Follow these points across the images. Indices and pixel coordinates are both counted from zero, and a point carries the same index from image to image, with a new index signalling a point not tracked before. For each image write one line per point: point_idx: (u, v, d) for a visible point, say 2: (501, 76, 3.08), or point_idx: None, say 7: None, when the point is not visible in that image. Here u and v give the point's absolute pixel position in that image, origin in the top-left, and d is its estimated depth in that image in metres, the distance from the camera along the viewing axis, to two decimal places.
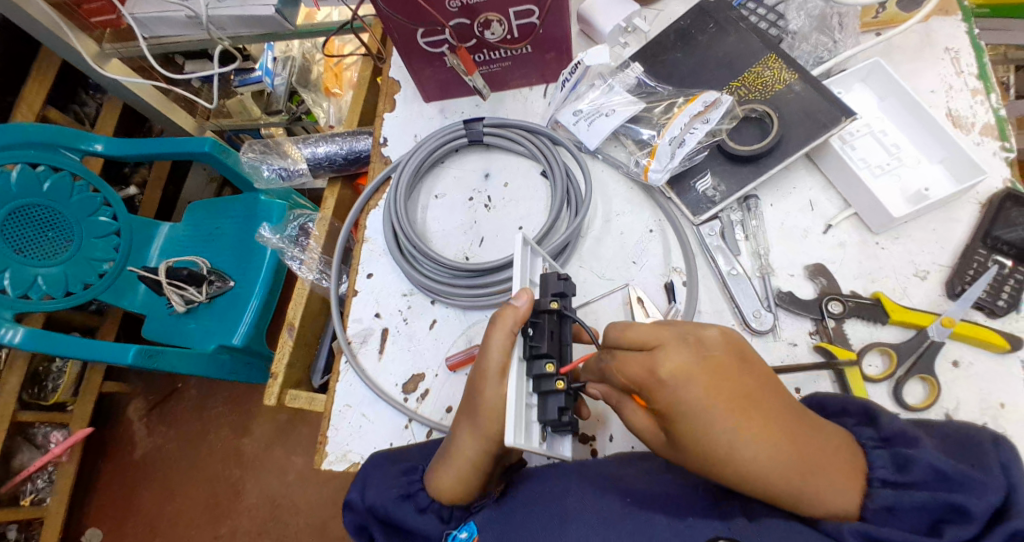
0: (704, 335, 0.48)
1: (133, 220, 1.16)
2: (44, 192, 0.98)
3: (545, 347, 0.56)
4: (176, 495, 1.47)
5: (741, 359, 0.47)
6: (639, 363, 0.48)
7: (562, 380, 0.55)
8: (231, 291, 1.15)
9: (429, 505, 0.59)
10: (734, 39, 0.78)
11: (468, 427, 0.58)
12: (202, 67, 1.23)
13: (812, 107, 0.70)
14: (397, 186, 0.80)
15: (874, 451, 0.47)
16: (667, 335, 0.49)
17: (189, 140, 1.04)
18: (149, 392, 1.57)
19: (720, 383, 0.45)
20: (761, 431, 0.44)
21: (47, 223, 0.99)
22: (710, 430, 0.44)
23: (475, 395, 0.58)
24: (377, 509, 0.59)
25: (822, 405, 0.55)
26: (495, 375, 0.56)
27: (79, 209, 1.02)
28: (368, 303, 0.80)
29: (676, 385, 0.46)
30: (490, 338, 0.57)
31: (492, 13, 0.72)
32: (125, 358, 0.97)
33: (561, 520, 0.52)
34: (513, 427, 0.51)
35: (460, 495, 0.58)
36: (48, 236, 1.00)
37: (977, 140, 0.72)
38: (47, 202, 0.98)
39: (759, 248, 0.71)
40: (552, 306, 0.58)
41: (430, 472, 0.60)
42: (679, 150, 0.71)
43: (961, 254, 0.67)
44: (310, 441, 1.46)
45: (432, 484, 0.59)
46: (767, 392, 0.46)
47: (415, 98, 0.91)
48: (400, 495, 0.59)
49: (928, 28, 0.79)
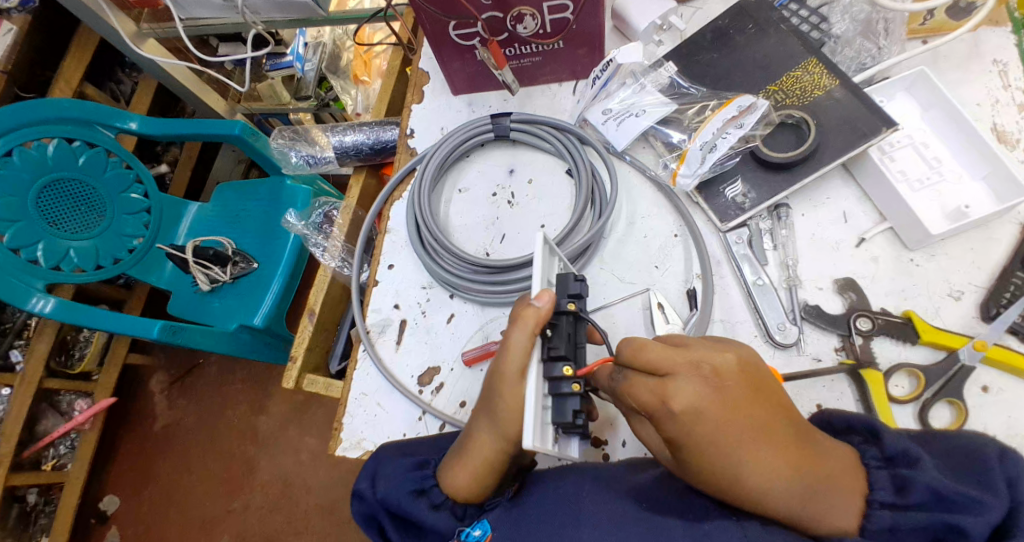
0: (719, 364, 0.46)
1: (163, 197, 1.18)
2: (79, 166, 1.01)
3: (563, 349, 0.56)
4: (192, 468, 1.51)
5: (756, 390, 0.46)
6: (651, 390, 0.46)
7: (576, 383, 0.55)
8: (255, 272, 1.17)
9: (443, 502, 0.59)
10: (773, 41, 0.75)
11: (487, 422, 0.58)
12: (236, 50, 1.25)
13: (853, 116, 0.68)
14: (422, 177, 0.80)
15: (875, 471, 0.46)
16: (680, 362, 0.46)
17: (220, 122, 1.06)
18: (171, 366, 1.61)
19: (734, 416, 0.44)
20: (767, 449, 0.44)
21: (82, 197, 1.02)
22: (719, 455, 0.44)
23: (494, 394, 0.57)
24: (390, 504, 0.59)
25: (830, 420, 0.54)
26: (514, 376, 0.55)
27: (112, 184, 1.05)
28: (388, 293, 0.80)
29: (686, 422, 0.44)
30: (509, 336, 0.56)
31: (526, 8, 0.71)
32: (150, 333, 0.98)
33: (575, 519, 0.52)
34: (532, 431, 0.51)
35: (473, 491, 0.58)
36: (81, 211, 1.02)
37: (1022, 157, 0.69)
38: (82, 176, 1.01)
39: (787, 258, 0.69)
40: (569, 308, 0.58)
41: (442, 469, 0.60)
42: (710, 155, 0.69)
43: (998, 275, 0.64)
44: (324, 422, 1.48)
45: (447, 482, 0.59)
46: (768, 418, 0.45)
47: (443, 90, 0.91)
48: (413, 492, 0.59)
49: (977, 38, 0.76)
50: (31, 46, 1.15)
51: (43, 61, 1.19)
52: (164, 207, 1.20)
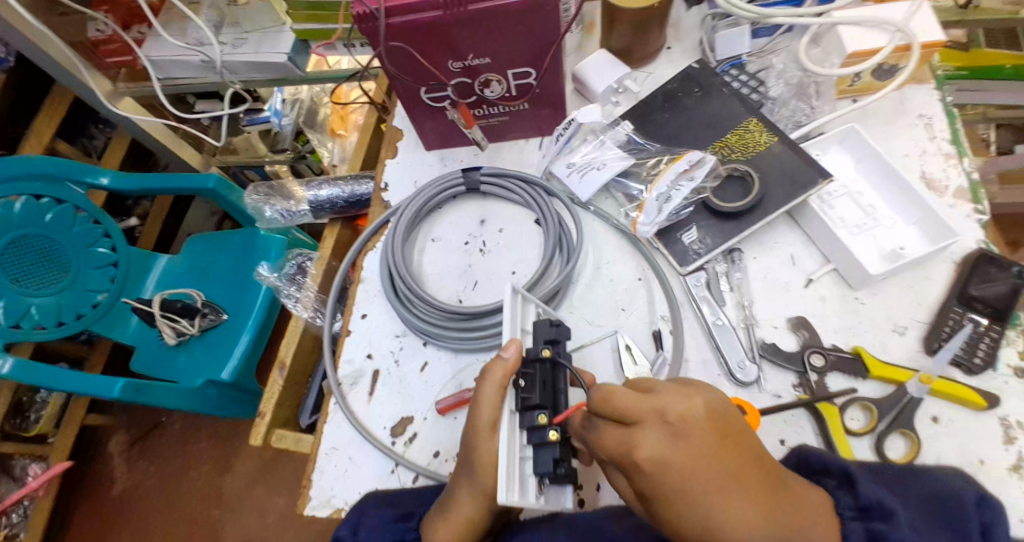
0: (684, 410, 0.47)
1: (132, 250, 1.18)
2: (46, 222, 1.00)
3: (537, 398, 0.57)
4: (152, 535, 1.44)
5: (725, 438, 0.47)
6: (618, 437, 0.48)
7: (555, 432, 0.55)
8: (224, 324, 1.17)
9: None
10: (718, 102, 0.83)
11: (464, 479, 0.59)
12: (212, 106, 1.29)
13: (791, 168, 0.74)
14: (396, 228, 0.83)
15: (850, 523, 0.48)
16: (647, 410, 0.48)
17: (195, 176, 1.08)
18: (130, 426, 1.55)
19: (699, 465, 0.45)
20: (737, 498, 0.45)
21: (47, 253, 1.02)
22: (687, 506, 0.45)
23: (470, 448, 0.58)
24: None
25: (808, 460, 0.56)
26: (488, 429, 0.57)
27: (79, 239, 1.05)
28: (361, 344, 0.81)
29: (651, 470, 0.46)
30: (480, 390, 0.59)
31: (492, 74, 0.77)
32: (110, 392, 0.95)
33: None
34: (505, 485, 0.51)
35: None
36: (47, 266, 1.02)
37: (951, 202, 0.76)
38: (46, 232, 1.01)
39: (743, 299, 0.73)
40: (544, 355, 0.59)
41: (427, 524, 0.61)
42: (666, 206, 0.74)
43: (936, 311, 0.69)
44: (294, 478, 1.43)
45: (431, 538, 0.59)
46: (740, 468, 0.46)
47: (416, 146, 0.95)
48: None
49: (902, 96, 0.85)
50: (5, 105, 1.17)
51: (14, 119, 1.20)
52: (131, 260, 1.20)
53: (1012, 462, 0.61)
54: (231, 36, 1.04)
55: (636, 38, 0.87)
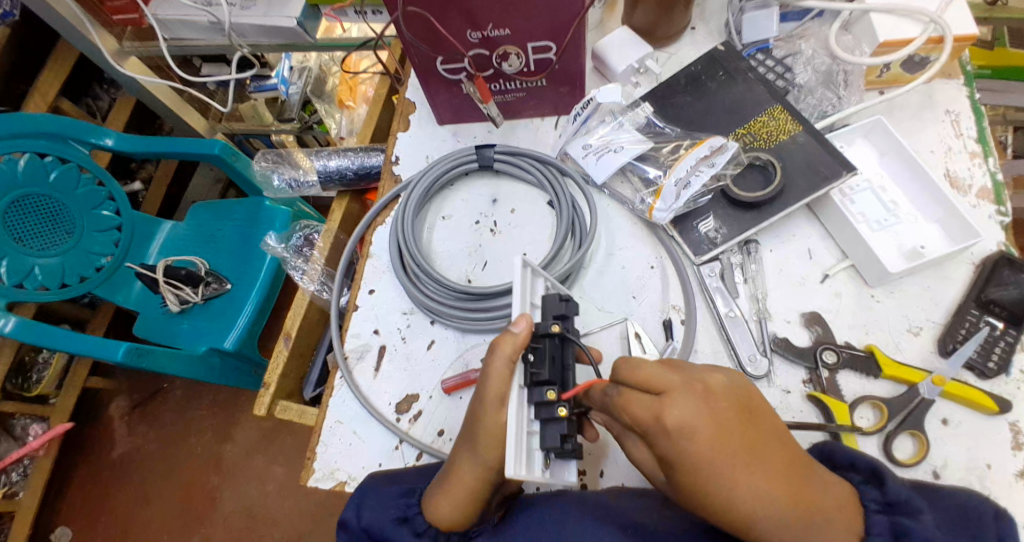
0: (711, 383, 0.48)
1: (135, 214, 1.17)
2: (49, 183, 0.99)
3: (546, 373, 0.56)
4: (150, 497, 1.46)
5: (749, 412, 0.47)
6: (646, 404, 0.47)
7: (563, 407, 0.54)
8: (227, 293, 1.16)
9: (426, 529, 0.57)
10: (742, 88, 0.80)
11: (467, 454, 0.57)
12: (219, 71, 1.26)
13: (814, 160, 0.72)
14: (406, 204, 0.82)
15: (874, 515, 0.46)
16: (676, 381, 0.48)
17: (200, 142, 1.06)
18: (132, 390, 1.56)
19: (724, 434, 0.45)
20: (760, 472, 0.44)
21: (49, 213, 1.01)
22: (711, 476, 0.44)
23: (473, 420, 0.57)
24: (372, 530, 0.57)
25: (834, 455, 0.54)
26: (494, 401, 0.56)
27: (83, 201, 1.04)
28: (368, 319, 0.80)
29: (677, 438, 0.45)
30: (490, 363, 0.57)
31: (511, 47, 0.74)
32: (115, 354, 0.95)
33: None
34: (513, 459, 0.50)
35: (459, 519, 0.56)
36: (49, 227, 1.01)
37: (974, 202, 0.74)
38: (50, 192, 1.00)
39: (757, 292, 0.72)
40: (553, 330, 0.57)
41: (429, 496, 0.58)
42: (684, 192, 0.72)
43: (954, 313, 0.68)
44: (294, 449, 1.45)
45: (430, 507, 0.57)
46: (763, 442, 0.46)
47: (429, 120, 0.93)
48: (397, 519, 0.58)
49: (931, 89, 0.82)
50: (7, 61, 1.14)
51: (17, 76, 1.18)
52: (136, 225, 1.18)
53: (1018, 467, 0.61)
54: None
55: (660, 17, 0.84)
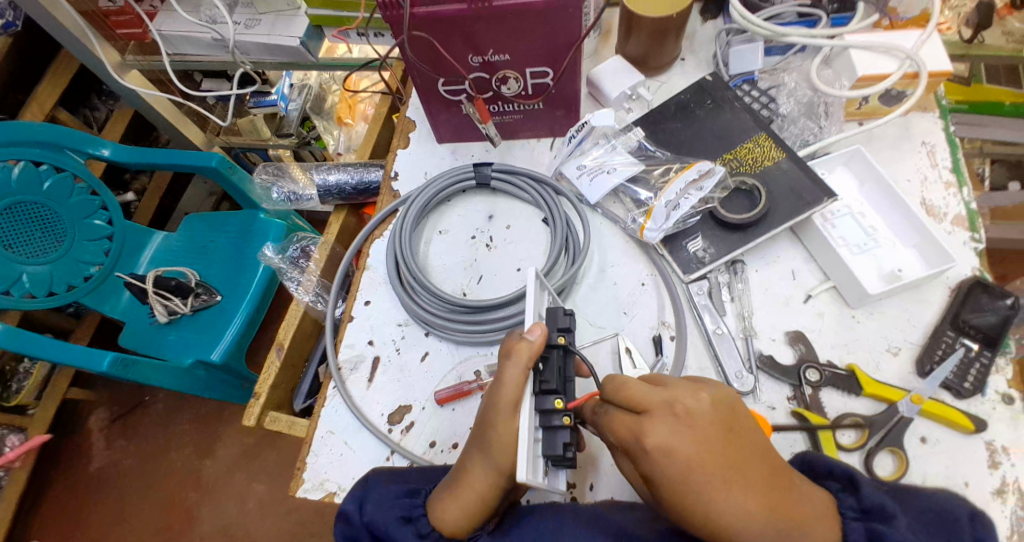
0: (692, 405, 0.49)
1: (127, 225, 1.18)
2: (43, 191, 1.00)
3: (554, 383, 0.57)
4: (126, 512, 1.43)
5: (730, 431, 0.48)
6: (627, 424, 0.50)
7: (569, 416, 0.56)
8: (216, 306, 1.16)
9: (430, 532, 0.55)
10: (729, 115, 0.83)
11: (478, 456, 0.57)
12: (219, 86, 1.29)
13: (797, 185, 0.75)
14: (404, 218, 0.84)
15: (851, 523, 0.48)
16: (658, 400, 0.49)
17: (197, 154, 1.07)
18: (113, 403, 1.54)
19: (704, 453, 0.46)
20: (742, 490, 0.46)
21: (40, 221, 1.02)
22: (692, 496, 0.46)
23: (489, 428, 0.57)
24: (375, 527, 0.55)
25: (811, 464, 0.56)
26: (508, 407, 0.56)
27: (75, 209, 1.05)
28: (362, 330, 0.81)
29: (657, 458, 0.47)
30: (503, 370, 0.57)
31: (510, 71, 0.78)
32: (98, 365, 0.95)
33: None
34: (525, 464, 0.51)
35: (463, 524, 0.55)
36: (39, 234, 1.02)
37: (949, 229, 0.78)
38: (43, 200, 1.01)
39: (743, 310, 0.75)
40: (558, 341, 0.59)
41: (433, 500, 0.58)
42: (674, 213, 0.75)
43: (931, 334, 0.71)
44: (277, 467, 1.43)
45: (434, 510, 0.57)
46: (744, 460, 0.47)
47: (428, 138, 0.96)
48: (400, 519, 0.56)
49: (907, 122, 0.87)
50: (8, 70, 1.16)
51: (18, 85, 1.19)
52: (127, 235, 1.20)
53: (996, 485, 0.63)
54: (244, 16, 1.04)
55: (652, 47, 0.88)
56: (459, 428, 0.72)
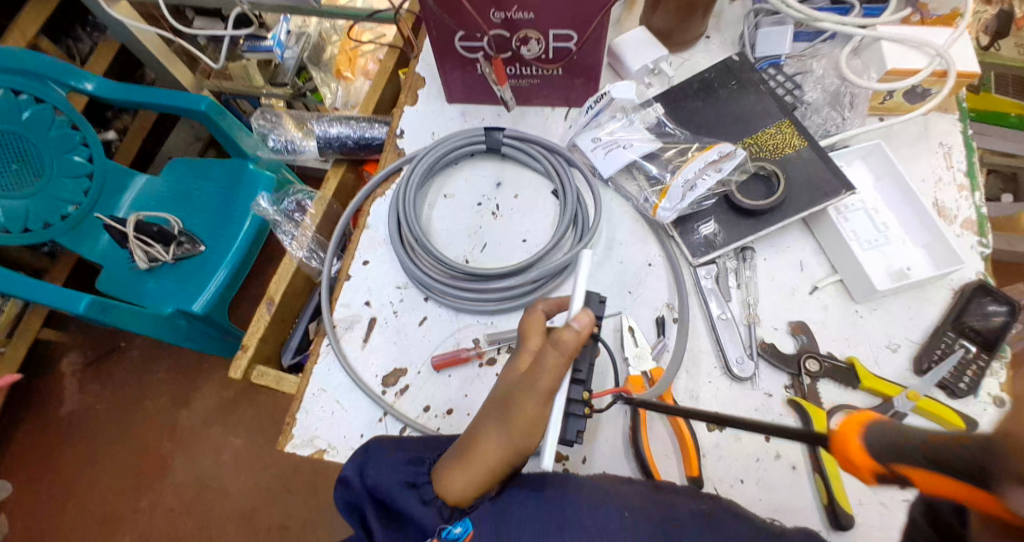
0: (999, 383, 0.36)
1: (109, 164, 1.13)
2: (23, 121, 0.97)
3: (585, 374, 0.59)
4: (97, 458, 1.40)
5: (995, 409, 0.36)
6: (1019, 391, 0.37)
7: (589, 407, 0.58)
8: (199, 256, 1.12)
9: (433, 499, 0.51)
10: (753, 99, 0.81)
11: (494, 427, 0.52)
12: (212, 26, 1.21)
13: (816, 175, 0.74)
14: (409, 178, 0.81)
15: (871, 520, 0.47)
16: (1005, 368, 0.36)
17: (187, 96, 1.02)
18: (87, 347, 1.50)
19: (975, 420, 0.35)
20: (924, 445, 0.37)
21: (20, 153, 0.99)
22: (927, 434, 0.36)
23: (513, 401, 0.52)
24: (378, 490, 0.52)
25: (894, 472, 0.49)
26: (543, 397, 0.52)
27: (54, 143, 1.00)
28: (360, 290, 0.79)
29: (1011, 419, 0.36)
30: (541, 358, 0.53)
31: (532, 31, 0.74)
32: (75, 306, 0.91)
33: (559, 525, 0.48)
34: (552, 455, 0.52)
35: (469, 496, 0.51)
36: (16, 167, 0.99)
37: (958, 232, 0.78)
38: (23, 131, 0.98)
39: (749, 297, 0.74)
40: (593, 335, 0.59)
41: (441, 468, 0.53)
42: (690, 193, 0.73)
43: (931, 333, 0.71)
44: (255, 423, 1.42)
45: (440, 479, 0.52)
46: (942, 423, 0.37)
47: (438, 96, 0.92)
48: (405, 483, 0.52)
49: (927, 121, 0.86)
50: None
51: None
52: (108, 175, 1.14)
53: None
54: None
55: (678, 22, 0.85)
56: (455, 395, 0.71)
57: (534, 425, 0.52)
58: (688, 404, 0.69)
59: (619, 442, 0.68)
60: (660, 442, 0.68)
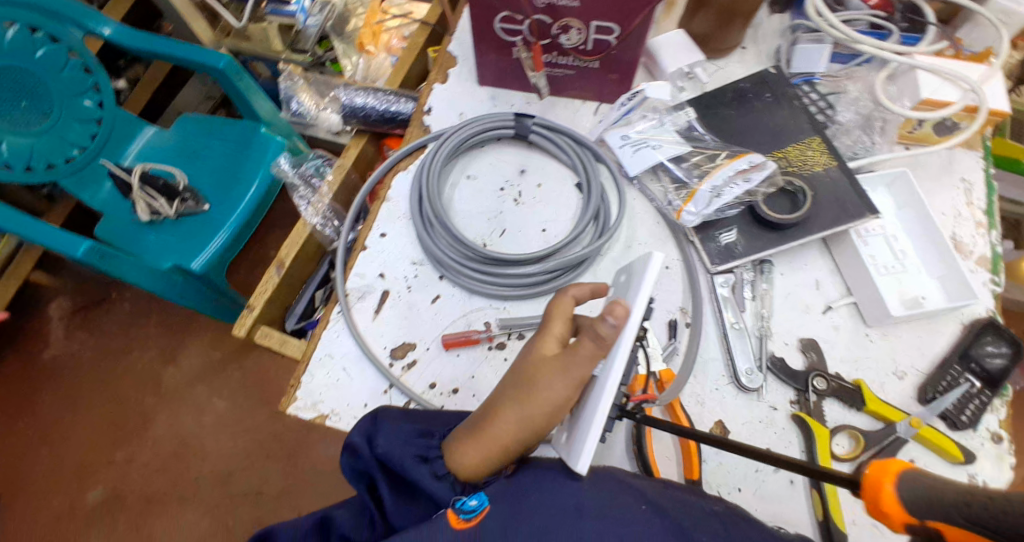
0: None
1: (118, 113, 1.11)
2: (36, 58, 0.95)
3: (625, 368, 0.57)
4: (76, 406, 1.39)
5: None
6: None
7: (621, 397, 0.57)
8: (202, 216, 1.09)
9: (446, 475, 0.51)
10: (786, 113, 0.81)
11: (514, 405, 0.52)
12: None
13: (842, 196, 0.74)
14: (435, 155, 0.80)
15: None
16: None
17: (204, 51, 1.00)
18: (76, 294, 1.48)
19: None
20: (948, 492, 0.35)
21: (29, 90, 0.97)
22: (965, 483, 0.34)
23: (534, 381, 0.52)
24: (389, 460, 0.51)
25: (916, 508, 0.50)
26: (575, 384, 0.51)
27: (65, 85, 0.98)
28: (375, 261, 0.78)
29: None
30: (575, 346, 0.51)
31: (574, 20, 0.73)
32: (74, 250, 0.90)
33: (577, 510, 0.47)
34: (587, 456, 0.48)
35: (481, 471, 0.51)
36: (22, 105, 0.97)
37: (972, 267, 0.79)
38: (33, 69, 0.95)
39: (762, 310, 0.74)
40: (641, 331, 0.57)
41: (454, 441, 0.53)
42: (716, 200, 0.74)
43: (937, 365, 0.72)
44: (240, 386, 1.40)
45: (452, 453, 0.52)
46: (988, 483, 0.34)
47: (468, 77, 0.91)
48: (417, 457, 0.52)
49: (952, 156, 0.86)
50: None
51: None
52: (117, 123, 1.12)
53: None
54: None
55: (719, 28, 0.85)
56: (461, 375, 0.71)
57: (554, 409, 0.51)
58: (694, 409, 0.70)
59: (621, 440, 0.69)
60: (662, 444, 0.68)
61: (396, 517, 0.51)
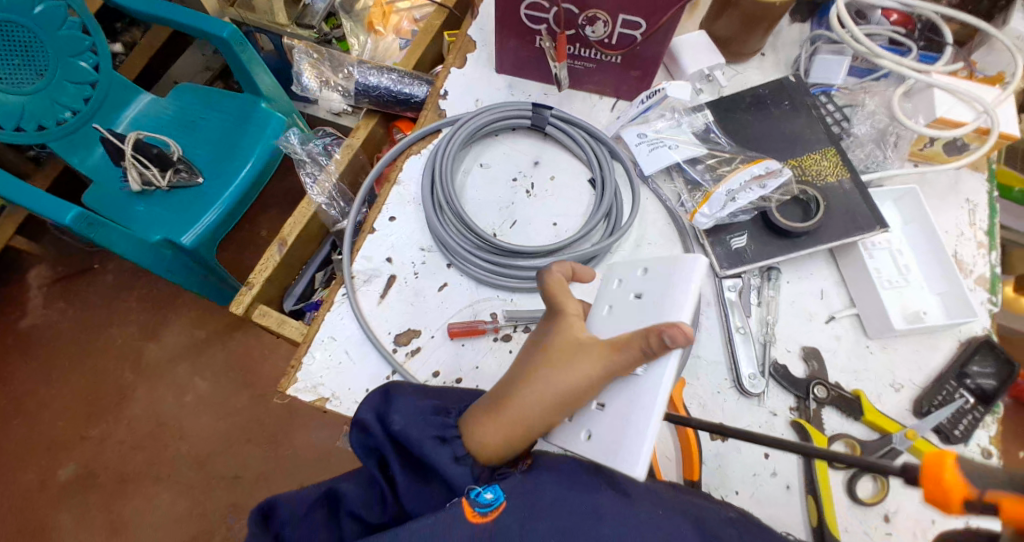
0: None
1: (114, 77, 1.08)
2: (33, 15, 0.91)
3: None
4: (52, 377, 1.35)
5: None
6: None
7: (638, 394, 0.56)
8: (196, 187, 1.07)
9: (463, 456, 0.51)
10: (803, 121, 0.81)
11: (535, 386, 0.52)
12: None
13: (853, 208, 0.75)
14: (450, 139, 0.79)
15: None
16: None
17: (209, 19, 0.97)
18: (59, 262, 1.45)
19: None
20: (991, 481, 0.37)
21: (24, 48, 0.93)
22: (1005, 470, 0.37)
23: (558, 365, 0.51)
24: (406, 439, 0.50)
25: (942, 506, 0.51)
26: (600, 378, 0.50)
27: (63, 44, 0.95)
28: (383, 244, 0.77)
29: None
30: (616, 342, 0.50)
31: (602, 12, 0.73)
32: (63, 218, 0.86)
33: (595, 514, 0.48)
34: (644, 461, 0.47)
35: (499, 451, 0.51)
36: (18, 62, 0.93)
37: (971, 286, 0.80)
38: (30, 25, 0.91)
39: (768, 316, 0.75)
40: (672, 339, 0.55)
41: (472, 419, 0.53)
42: (730, 204, 0.74)
43: (934, 379, 0.73)
44: (224, 366, 1.38)
45: (471, 432, 0.52)
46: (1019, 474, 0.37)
47: (486, 63, 0.90)
48: (435, 437, 0.51)
49: (958, 176, 0.87)
50: None
51: None
52: (112, 88, 1.09)
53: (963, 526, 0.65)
54: None
55: (741, 32, 0.85)
56: (464, 365, 0.70)
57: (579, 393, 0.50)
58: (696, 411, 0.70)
59: None
60: (664, 443, 0.69)
61: (408, 495, 0.50)
